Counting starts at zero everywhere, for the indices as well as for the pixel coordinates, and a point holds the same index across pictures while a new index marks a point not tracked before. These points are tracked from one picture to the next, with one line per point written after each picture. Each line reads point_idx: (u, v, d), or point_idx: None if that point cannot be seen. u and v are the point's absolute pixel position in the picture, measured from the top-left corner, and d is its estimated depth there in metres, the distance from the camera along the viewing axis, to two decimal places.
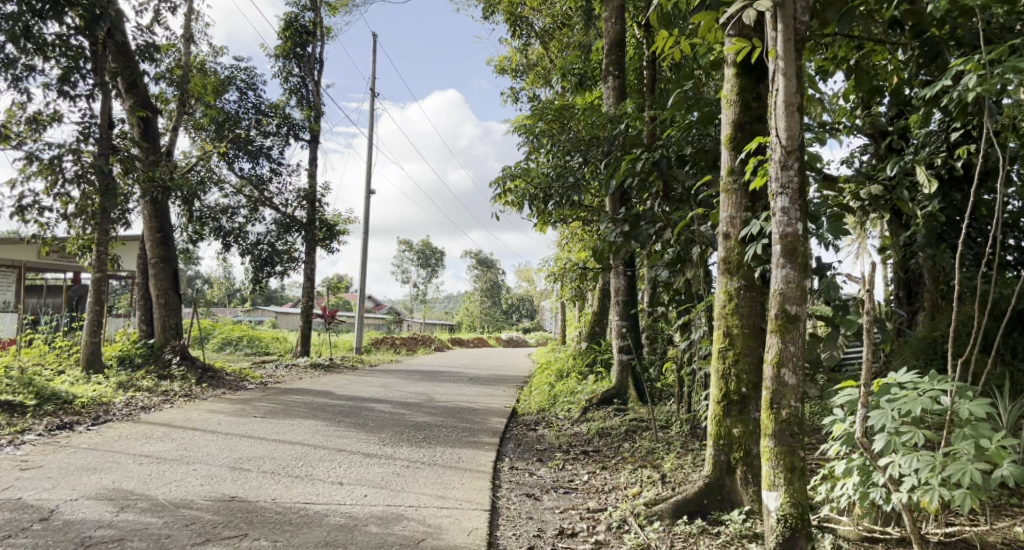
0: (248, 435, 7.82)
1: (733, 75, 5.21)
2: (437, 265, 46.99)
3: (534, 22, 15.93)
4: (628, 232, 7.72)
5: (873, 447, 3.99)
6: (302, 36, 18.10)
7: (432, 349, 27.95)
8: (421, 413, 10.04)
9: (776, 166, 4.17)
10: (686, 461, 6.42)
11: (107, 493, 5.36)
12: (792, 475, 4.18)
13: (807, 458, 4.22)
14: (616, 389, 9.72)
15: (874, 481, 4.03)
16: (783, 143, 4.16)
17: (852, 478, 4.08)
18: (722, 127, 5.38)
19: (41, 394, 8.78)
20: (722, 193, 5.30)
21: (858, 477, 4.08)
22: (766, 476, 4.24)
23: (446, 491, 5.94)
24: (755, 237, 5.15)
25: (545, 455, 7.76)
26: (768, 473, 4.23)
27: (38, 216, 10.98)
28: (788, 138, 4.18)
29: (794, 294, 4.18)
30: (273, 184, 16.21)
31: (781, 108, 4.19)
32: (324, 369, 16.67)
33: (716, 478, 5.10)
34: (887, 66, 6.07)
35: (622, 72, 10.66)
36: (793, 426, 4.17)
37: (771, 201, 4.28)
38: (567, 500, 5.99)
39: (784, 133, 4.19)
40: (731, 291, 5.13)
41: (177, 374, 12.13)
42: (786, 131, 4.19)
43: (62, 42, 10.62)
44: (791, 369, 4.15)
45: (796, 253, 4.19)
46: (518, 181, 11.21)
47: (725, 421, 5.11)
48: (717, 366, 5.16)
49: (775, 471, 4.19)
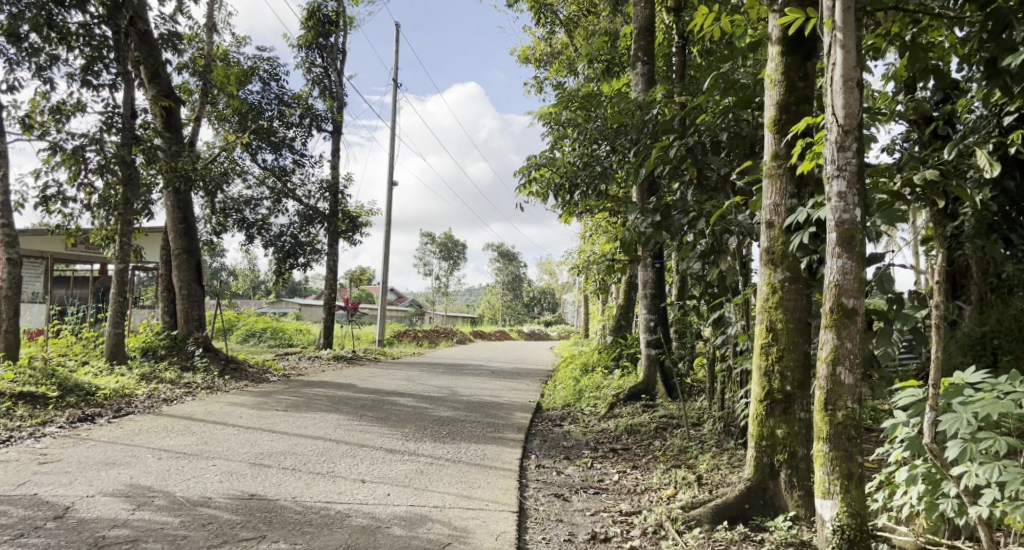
0: (269, 429, 7.66)
1: (778, 53, 4.97)
2: (460, 257, 46.93)
3: (559, 9, 15.68)
4: (659, 222, 7.33)
5: (946, 455, 3.70)
6: (325, 26, 17.84)
7: (453, 342, 27.78)
8: (445, 407, 9.86)
9: (833, 147, 3.87)
10: (723, 461, 6.16)
11: (124, 489, 5.18)
12: (849, 483, 3.92)
13: (865, 464, 3.95)
14: (644, 385, 9.45)
15: (944, 491, 3.75)
16: (840, 121, 3.86)
17: (919, 488, 3.80)
18: (765, 108, 5.09)
19: (64, 386, 8.68)
20: (766, 178, 5.01)
21: (925, 486, 3.80)
22: (820, 483, 3.98)
23: (471, 490, 5.71)
24: (800, 226, 4.85)
25: (573, 452, 7.53)
26: (822, 479, 3.97)
27: (62, 206, 10.91)
28: (846, 116, 3.88)
29: (852, 286, 3.88)
30: (296, 174, 16.07)
31: (838, 83, 3.90)
32: (346, 361, 16.53)
33: (759, 481, 4.84)
34: (943, 44, 5.73)
35: (651, 58, 10.34)
36: (850, 429, 3.90)
37: (826, 185, 3.98)
38: (598, 502, 5.75)
39: (841, 111, 3.90)
40: (776, 284, 4.85)
41: (201, 366, 12.06)
42: (844, 108, 3.89)
43: (85, 32, 10.49)
44: (848, 367, 3.86)
45: (854, 242, 3.89)
46: (543, 171, 10.97)
47: (767, 422, 4.86)
48: (759, 363, 4.92)
49: (830, 478, 3.93)
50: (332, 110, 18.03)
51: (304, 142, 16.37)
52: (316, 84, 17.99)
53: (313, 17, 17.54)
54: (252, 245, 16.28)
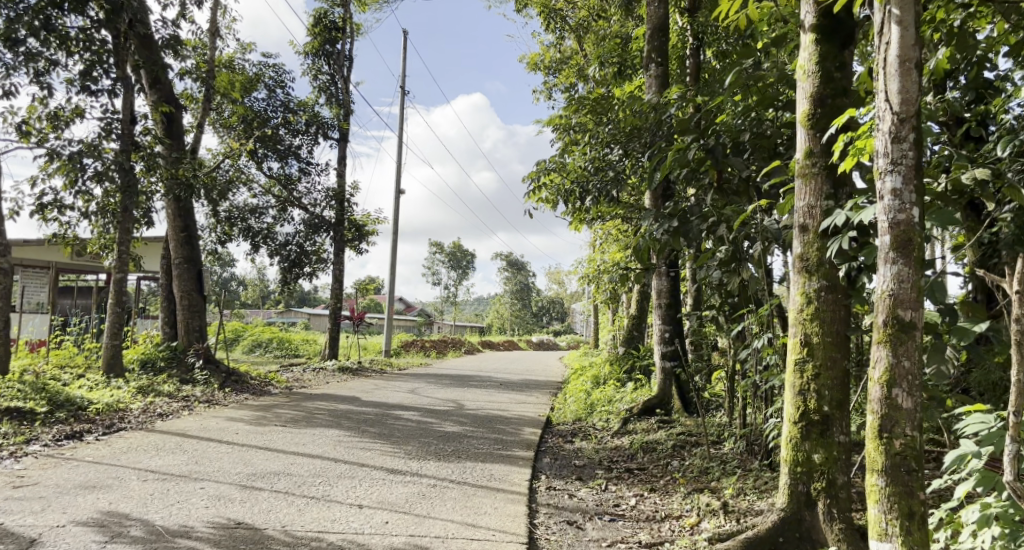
0: (264, 447, 7.25)
1: (812, 41, 4.56)
2: (468, 266, 46.57)
3: (568, 14, 15.33)
4: (676, 228, 6.86)
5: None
6: (331, 31, 17.53)
7: (461, 352, 27.33)
8: (451, 422, 9.44)
9: (887, 136, 3.46)
10: (749, 485, 5.73)
11: (98, 518, 4.79)
12: (910, 524, 3.49)
13: (928, 501, 3.52)
14: (659, 398, 9.02)
15: None
16: (895, 108, 3.46)
17: (997, 533, 3.35)
18: (797, 102, 4.68)
19: (54, 401, 8.28)
20: (798, 179, 4.58)
21: (1005, 530, 3.34)
22: (875, 523, 3.56)
23: (476, 517, 5.29)
24: (838, 230, 4.43)
25: (586, 473, 7.06)
26: (877, 519, 3.55)
27: (59, 214, 10.56)
28: (901, 102, 3.48)
29: (909, 296, 3.47)
30: (302, 183, 15.74)
31: (894, 65, 3.49)
32: (352, 372, 16.11)
33: (793, 512, 4.41)
34: (990, 33, 5.31)
35: (666, 59, 9.94)
36: (909, 460, 3.47)
37: (877, 182, 3.58)
38: (615, 530, 5.31)
39: (897, 97, 3.49)
40: (810, 293, 4.42)
41: (200, 379, 11.67)
42: (900, 93, 3.49)
43: (85, 36, 10.09)
44: (906, 389, 3.44)
45: (911, 246, 3.48)
46: (553, 176, 10.50)
47: (803, 446, 4.42)
48: (793, 381, 4.48)
49: (887, 517, 3.51)
50: (337, 118, 17.76)
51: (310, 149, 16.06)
52: (322, 91, 17.72)
53: (319, 24, 17.28)
54: (257, 253, 15.96)
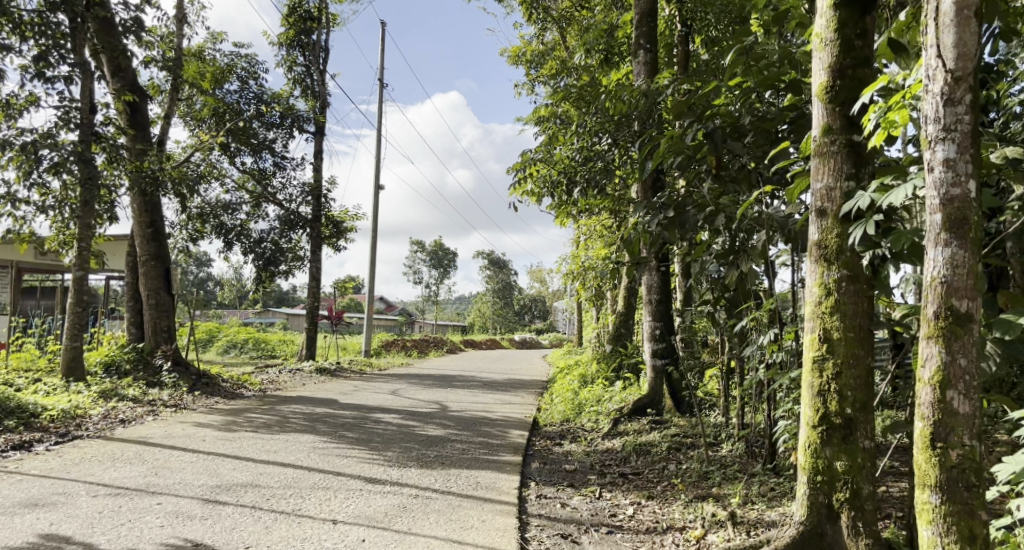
0: (231, 455, 6.74)
1: (829, 7, 4.15)
2: (450, 265, 46.00)
3: (550, 5, 14.85)
4: (671, 219, 6.49)
5: None
6: (306, 22, 16.90)
7: (442, 351, 26.82)
8: (433, 425, 8.97)
9: (941, 98, 3.12)
10: (755, 492, 5.33)
11: (35, 542, 4.29)
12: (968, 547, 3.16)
13: (988, 521, 3.20)
14: (649, 397, 8.58)
15: None
16: (949, 65, 3.13)
17: None
18: (813, 75, 4.26)
19: (3, 408, 7.68)
20: (814, 159, 4.17)
21: None
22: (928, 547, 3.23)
23: (464, 533, 4.83)
24: (860, 214, 4.02)
25: (577, 478, 6.63)
26: (931, 541, 3.22)
27: (13, 208, 9.93)
28: (957, 58, 3.15)
29: (965, 284, 3.14)
30: (277, 178, 15.13)
31: (950, 15, 3.16)
32: (330, 374, 15.55)
33: (814, 525, 4.00)
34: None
35: (653, 45, 9.49)
36: (968, 474, 3.15)
37: (926, 152, 3.25)
38: (613, 545, 4.88)
39: (952, 52, 3.16)
40: (829, 284, 4.01)
41: (168, 382, 11.08)
42: (956, 48, 3.15)
43: (39, 20, 9.43)
44: (962, 391, 3.12)
45: (965, 226, 3.15)
46: (538, 168, 10.04)
47: (824, 452, 4.01)
48: (811, 381, 4.07)
49: (943, 541, 3.18)
50: (313, 111, 17.05)
51: (285, 144, 15.49)
52: (297, 84, 17.18)
53: (293, 15, 16.62)
54: (231, 251, 15.34)
